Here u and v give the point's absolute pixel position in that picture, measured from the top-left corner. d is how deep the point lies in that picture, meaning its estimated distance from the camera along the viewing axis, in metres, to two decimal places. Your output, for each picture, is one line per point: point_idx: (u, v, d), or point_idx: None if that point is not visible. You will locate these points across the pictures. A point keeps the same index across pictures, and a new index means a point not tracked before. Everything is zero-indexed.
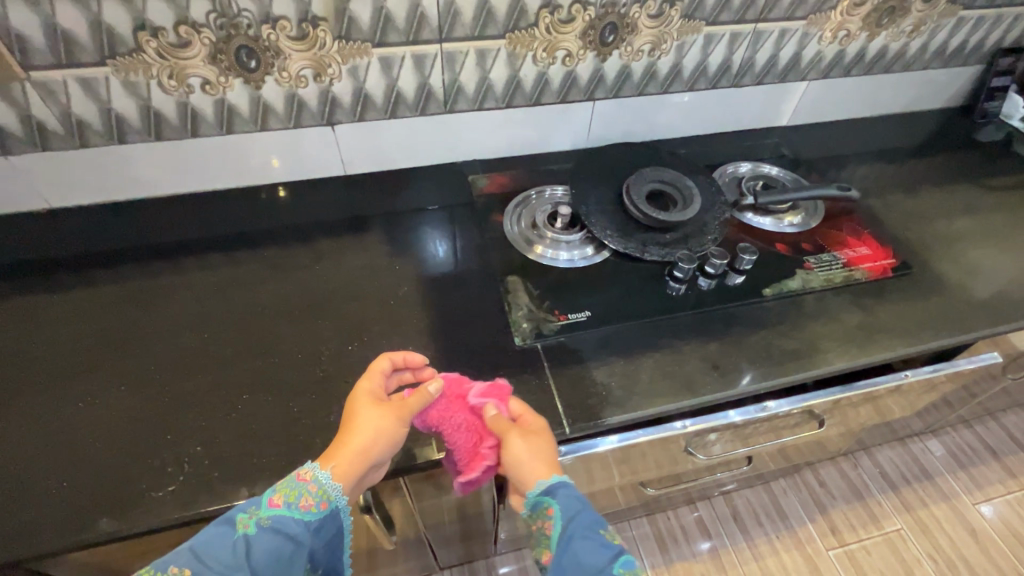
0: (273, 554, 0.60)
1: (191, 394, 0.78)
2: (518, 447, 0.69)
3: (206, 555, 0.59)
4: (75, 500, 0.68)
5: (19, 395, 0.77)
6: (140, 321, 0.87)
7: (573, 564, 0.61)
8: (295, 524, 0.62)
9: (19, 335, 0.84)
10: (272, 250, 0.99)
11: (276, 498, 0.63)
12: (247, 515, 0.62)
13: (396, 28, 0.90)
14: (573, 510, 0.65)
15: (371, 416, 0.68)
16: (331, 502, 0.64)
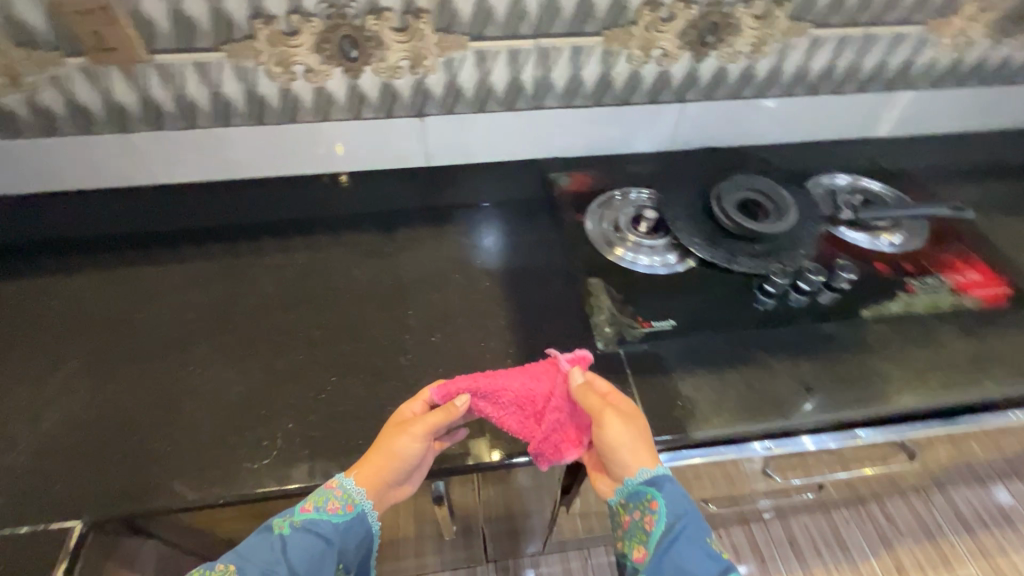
0: (307, 553, 0.61)
1: (283, 373, 0.81)
2: (618, 429, 0.68)
3: (247, 556, 0.61)
4: (179, 464, 0.72)
5: (129, 361, 0.82)
6: (235, 297, 0.91)
7: (675, 567, 0.59)
8: (325, 524, 0.64)
9: (125, 306, 0.90)
10: (357, 236, 1.02)
11: (307, 504, 0.65)
12: (280, 521, 0.64)
13: (495, 22, 0.89)
14: (680, 513, 0.63)
15: (395, 437, 0.68)
16: (358, 507, 0.66)
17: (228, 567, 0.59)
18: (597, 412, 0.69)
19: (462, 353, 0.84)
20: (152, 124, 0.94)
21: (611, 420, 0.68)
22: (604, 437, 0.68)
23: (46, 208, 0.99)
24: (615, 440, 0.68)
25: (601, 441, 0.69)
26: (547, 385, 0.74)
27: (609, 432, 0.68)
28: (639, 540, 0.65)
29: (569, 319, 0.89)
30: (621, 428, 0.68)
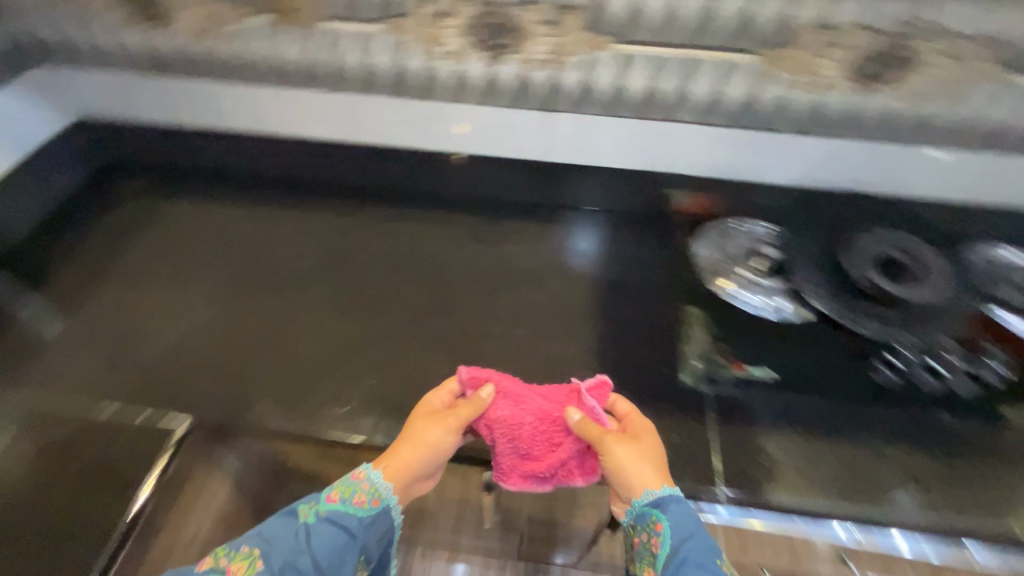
0: (330, 548, 0.56)
1: (375, 333, 0.86)
2: (625, 454, 0.63)
3: (271, 541, 0.57)
4: (274, 391, 0.80)
5: (250, 290, 0.92)
6: (347, 252, 0.98)
7: None
8: (350, 519, 0.59)
9: (253, 240, 0.99)
10: (465, 217, 1.05)
11: (333, 494, 0.60)
12: (305, 507, 0.59)
13: (651, 24, 0.71)
14: (686, 536, 0.57)
15: (424, 427, 0.66)
16: (384, 502, 0.61)
17: (253, 552, 0.55)
18: (604, 431, 0.64)
19: (543, 354, 0.86)
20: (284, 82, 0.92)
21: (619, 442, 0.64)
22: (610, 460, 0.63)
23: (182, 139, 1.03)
24: (622, 462, 0.63)
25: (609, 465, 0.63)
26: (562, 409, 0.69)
27: (617, 455, 0.63)
28: (649, 561, 0.60)
29: (651, 343, 0.87)
30: (631, 452, 0.63)
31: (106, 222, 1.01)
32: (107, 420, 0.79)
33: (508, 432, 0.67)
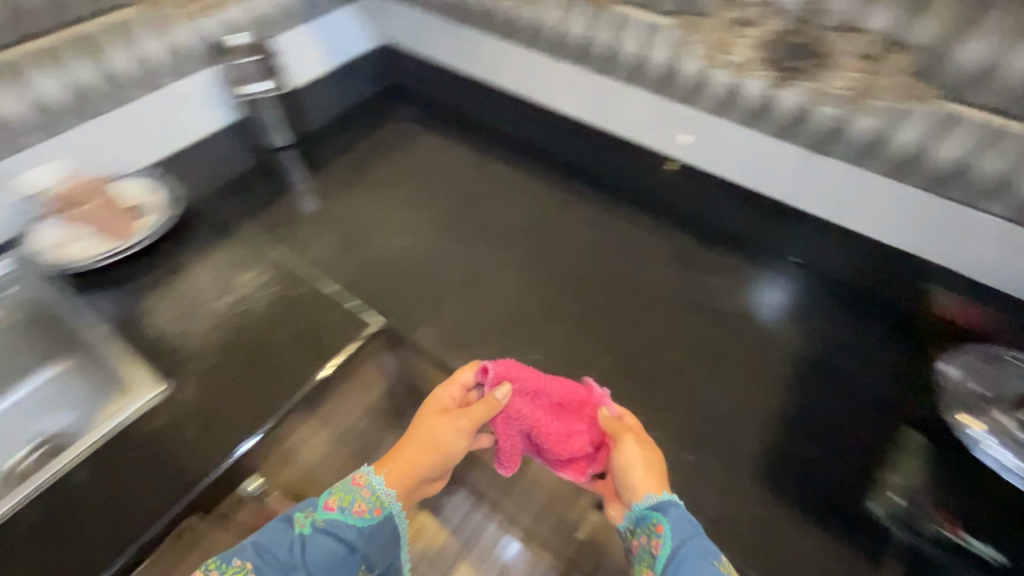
0: (328, 559, 0.57)
1: (554, 313, 0.86)
2: (635, 453, 0.64)
3: (267, 551, 0.57)
4: (445, 327, 0.82)
5: (460, 230, 0.97)
6: (556, 228, 0.99)
7: None
8: (348, 527, 0.60)
9: (479, 190, 1.05)
10: (681, 235, 0.97)
11: (332, 501, 0.61)
12: (300, 516, 0.60)
13: (1009, 86, 0.57)
14: (686, 539, 0.57)
15: (428, 427, 0.67)
16: (385, 510, 0.63)
17: (245, 565, 0.56)
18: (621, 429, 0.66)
19: (715, 411, 0.76)
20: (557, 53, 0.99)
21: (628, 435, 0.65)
22: (618, 454, 0.64)
23: (474, 89, 1.20)
24: (627, 457, 0.64)
25: (616, 459, 0.65)
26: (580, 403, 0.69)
27: (621, 451, 0.64)
28: (647, 563, 0.59)
29: (801, 440, 0.73)
30: (640, 454, 0.64)
31: (379, 134, 1.16)
32: (332, 294, 0.82)
33: (529, 424, 0.68)
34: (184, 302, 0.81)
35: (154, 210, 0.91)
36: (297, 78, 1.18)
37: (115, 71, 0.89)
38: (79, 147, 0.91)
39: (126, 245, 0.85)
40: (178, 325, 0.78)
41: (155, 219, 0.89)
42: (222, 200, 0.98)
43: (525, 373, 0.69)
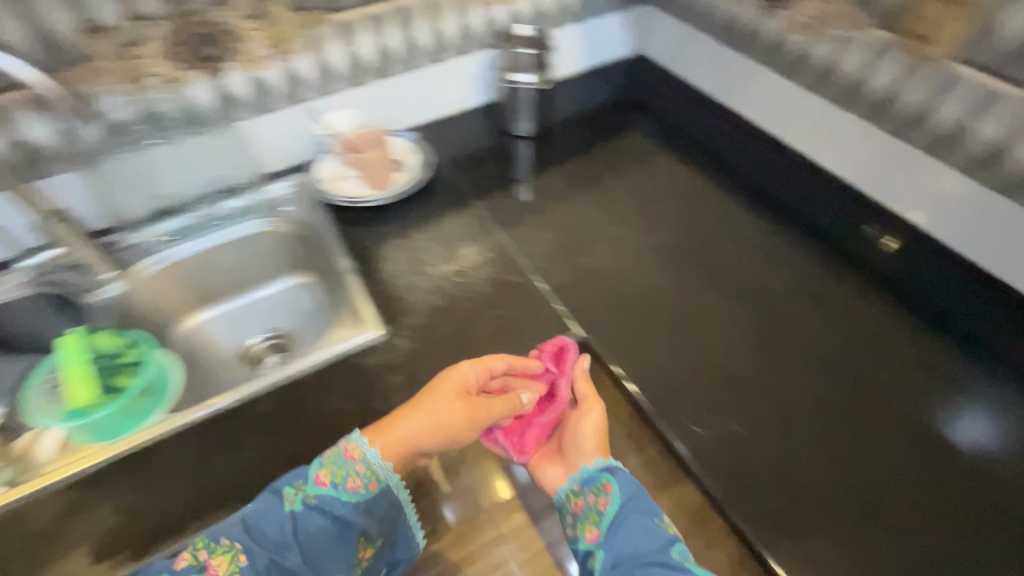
0: (319, 537, 0.52)
1: (760, 385, 0.76)
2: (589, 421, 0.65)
3: (259, 530, 0.52)
4: (639, 361, 0.78)
5: (671, 263, 0.92)
6: (776, 290, 0.89)
7: (627, 546, 0.53)
8: (340, 505, 0.54)
9: (700, 225, 0.99)
10: (936, 342, 0.81)
11: (323, 474, 0.55)
12: (289, 492, 0.54)
13: None
14: (630, 496, 0.57)
15: (443, 407, 0.61)
16: (382, 486, 0.56)
17: (236, 546, 0.51)
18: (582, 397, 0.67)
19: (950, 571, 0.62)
20: (842, 100, 0.95)
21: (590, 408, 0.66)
22: (582, 422, 0.65)
23: (725, 125, 1.15)
24: (594, 431, 0.64)
25: (580, 432, 0.64)
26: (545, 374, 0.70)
27: (585, 421, 0.65)
28: (592, 521, 0.57)
29: None
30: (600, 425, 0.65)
31: (623, 147, 1.13)
32: (541, 291, 0.83)
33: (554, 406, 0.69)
34: (415, 258, 0.88)
35: (406, 177, 0.99)
36: (558, 70, 1.24)
37: (417, 41, 1.01)
38: (373, 101, 1.03)
39: (374, 199, 0.95)
40: (405, 278, 0.85)
41: (405, 186, 0.97)
42: (462, 172, 1.05)
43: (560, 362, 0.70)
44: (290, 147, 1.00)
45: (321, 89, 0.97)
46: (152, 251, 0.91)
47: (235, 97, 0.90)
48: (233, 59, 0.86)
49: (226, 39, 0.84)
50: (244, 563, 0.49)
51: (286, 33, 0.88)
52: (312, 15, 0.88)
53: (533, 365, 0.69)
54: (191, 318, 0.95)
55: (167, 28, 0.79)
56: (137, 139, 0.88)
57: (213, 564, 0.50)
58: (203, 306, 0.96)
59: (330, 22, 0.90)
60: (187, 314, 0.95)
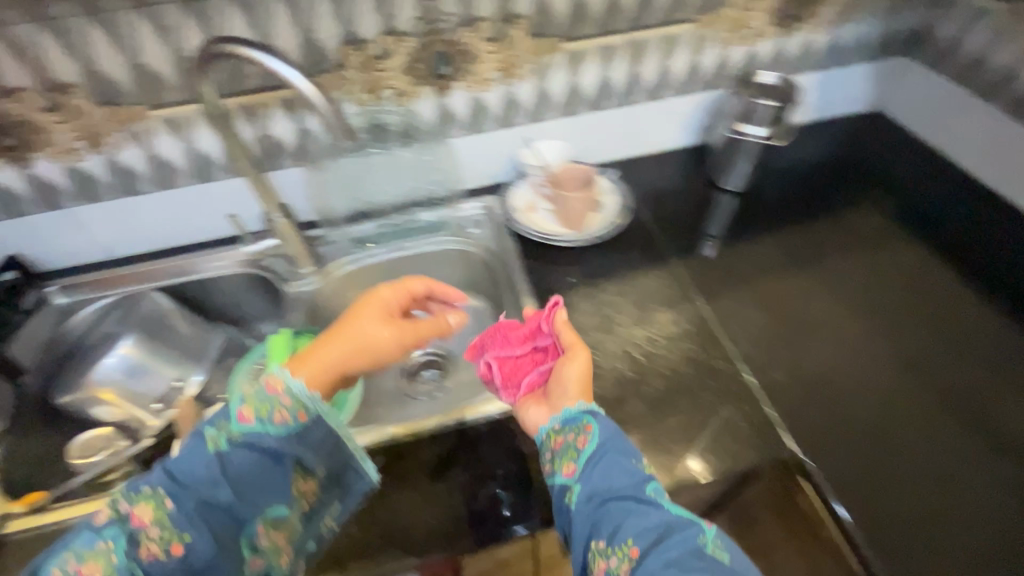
0: (251, 468, 0.48)
1: (1004, 535, 0.65)
2: (577, 368, 0.61)
3: (181, 472, 0.46)
4: (859, 478, 0.67)
5: (883, 352, 0.79)
6: (1013, 406, 0.75)
7: (603, 482, 0.51)
8: (266, 438, 0.48)
9: (920, 311, 0.85)
10: None
11: (246, 411, 0.48)
12: (211, 432, 0.48)
13: None
14: (609, 435, 0.55)
15: (366, 329, 0.58)
16: (314, 416, 0.50)
17: (159, 492, 0.45)
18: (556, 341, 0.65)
19: None
20: None
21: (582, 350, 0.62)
22: (567, 366, 0.62)
23: (970, 205, 0.99)
24: (577, 369, 0.61)
25: (565, 376, 0.61)
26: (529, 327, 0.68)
27: (568, 364, 0.62)
28: (570, 457, 0.54)
29: None
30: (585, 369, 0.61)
31: (858, 220, 0.97)
32: (752, 386, 0.72)
33: (531, 359, 0.66)
34: (601, 313, 0.81)
35: (602, 222, 0.91)
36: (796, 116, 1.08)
37: (642, 76, 0.93)
38: (579, 134, 0.99)
39: (565, 241, 0.89)
40: (591, 334, 0.78)
41: (600, 233, 0.89)
42: (658, 219, 0.96)
43: (540, 316, 0.68)
44: (487, 169, 0.99)
45: (532, 116, 0.94)
46: (344, 253, 0.93)
47: (454, 115, 0.90)
48: (461, 79, 0.85)
49: (461, 59, 0.82)
50: (171, 507, 0.45)
51: (517, 58, 0.85)
52: (547, 42, 0.84)
53: (453, 293, 0.70)
54: None
55: (413, 45, 0.79)
56: (364, 146, 0.87)
57: (134, 513, 0.44)
58: None
59: (564, 51, 0.86)
60: None
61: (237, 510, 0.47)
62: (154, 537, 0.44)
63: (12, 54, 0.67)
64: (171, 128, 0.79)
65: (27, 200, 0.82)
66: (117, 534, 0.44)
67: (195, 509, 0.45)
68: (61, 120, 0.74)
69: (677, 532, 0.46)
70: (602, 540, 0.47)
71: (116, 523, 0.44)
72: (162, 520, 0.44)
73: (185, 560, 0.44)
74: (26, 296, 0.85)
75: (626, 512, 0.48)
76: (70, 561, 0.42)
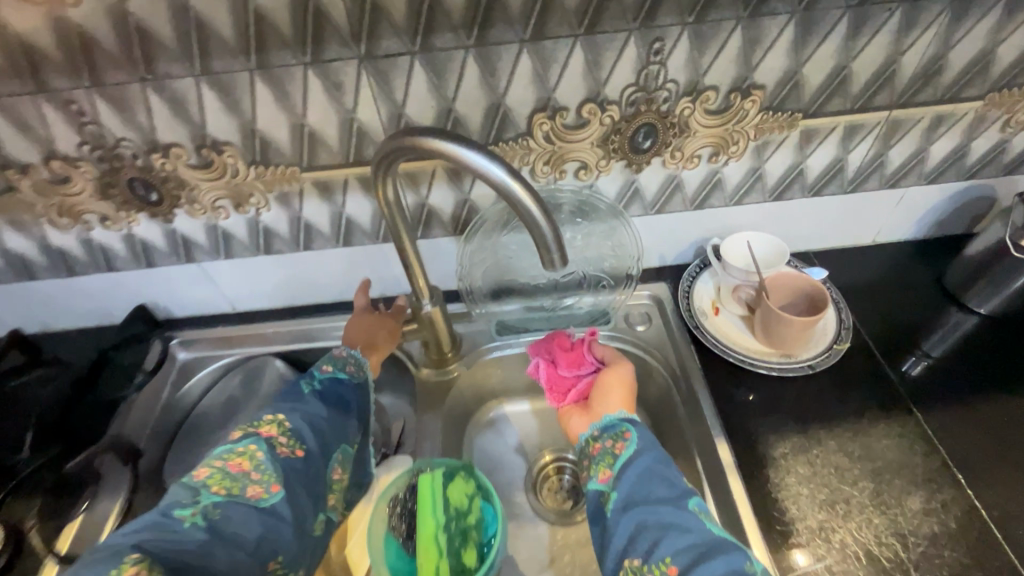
0: (337, 402, 0.59)
1: None
2: (619, 375, 0.65)
3: (286, 405, 0.57)
4: None
5: None
6: None
7: (642, 492, 0.52)
8: (344, 381, 0.61)
9: None
10: None
11: (325, 367, 0.62)
12: (305, 381, 0.60)
13: None
14: (652, 448, 0.56)
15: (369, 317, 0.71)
16: (365, 377, 0.63)
17: (279, 416, 0.55)
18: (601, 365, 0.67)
19: None
20: None
21: (624, 364, 0.67)
22: (612, 374, 0.65)
23: None
24: (615, 375, 0.65)
25: (606, 382, 0.64)
26: (575, 354, 0.68)
27: (612, 372, 0.65)
28: (606, 464, 0.56)
29: None
30: (625, 376, 0.65)
31: None
32: None
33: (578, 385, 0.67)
34: (824, 481, 0.62)
35: (814, 344, 0.72)
36: None
37: (887, 160, 0.72)
38: (784, 218, 0.79)
39: (765, 367, 0.71)
40: (813, 515, 0.59)
41: (811, 359, 0.71)
42: (884, 339, 0.75)
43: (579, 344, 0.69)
44: (661, 250, 0.82)
45: (732, 199, 0.75)
46: (488, 341, 0.80)
47: (641, 192, 0.73)
48: (662, 154, 0.68)
49: (669, 133, 0.66)
50: (291, 422, 0.54)
51: (738, 134, 0.67)
52: (783, 118, 0.65)
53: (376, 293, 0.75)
54: (493, 409, 0.85)
55: (617, 115, 0.63)
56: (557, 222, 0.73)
57: (264, 430, 0.53)
58: (509, 399, 0.85)
59: (800, 127, 0.67)
60: (491, 403, 0.84)
61: (328, 433, 0.57)
62: (282, 440, 0.53)
63: (169, 108, 0.58)
64: (321, 191, 0.68)
65: (163, 253, 0.75)
66: (255, 441, 0.52)
67: (306, 423, 0.55)
68: (208, 178, 0.65)
69: (717, 554, 0.47)
70: (637, 557, 0.48)
71: (252, 436, 0.53)
72: (287, 429, 0.54)
73: (304, 461, 0.53)
74: (149, 349, 0.79)
75: (665, 526, 0.49)
76: (216, 462, 0.50)
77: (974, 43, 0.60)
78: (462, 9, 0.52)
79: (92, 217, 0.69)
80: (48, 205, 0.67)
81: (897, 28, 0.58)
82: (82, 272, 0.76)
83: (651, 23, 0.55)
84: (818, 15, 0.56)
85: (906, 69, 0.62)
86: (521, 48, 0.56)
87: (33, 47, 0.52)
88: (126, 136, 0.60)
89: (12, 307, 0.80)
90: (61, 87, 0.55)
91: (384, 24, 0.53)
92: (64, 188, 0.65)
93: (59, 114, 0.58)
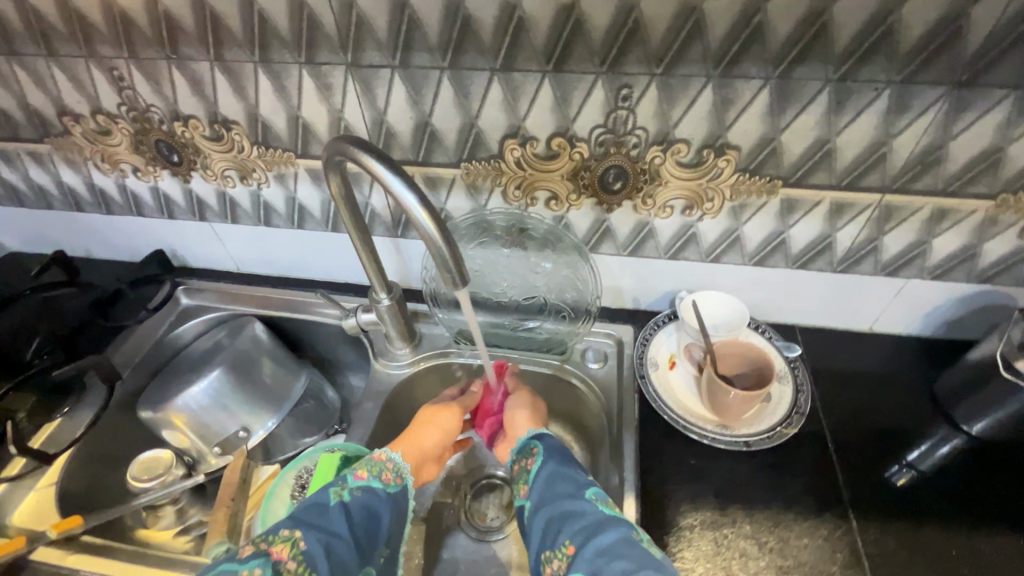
0: (366, 520, 0.52)
1: None
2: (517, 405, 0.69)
3: (309, 519, 0.49)
4: None
5: None
6: None
7: (547, 496, 0.53)
8: (376, 494, 0.54)
9: None
10: None
11: (360, 472, 0.56)
12: (334, 489, 0.53)
13: None
14: (556, 456, 0.58)
15: (439, 412, 0.70)
16: (405, 481, 0.59)
17: (295, 533, 0.46)
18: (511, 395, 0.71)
19: None
20: None
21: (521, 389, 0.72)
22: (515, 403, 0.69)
23: None
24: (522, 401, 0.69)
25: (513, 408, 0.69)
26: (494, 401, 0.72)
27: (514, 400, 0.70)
28: (522, 480, 0.58)
29: None
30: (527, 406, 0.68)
31: None
32: None
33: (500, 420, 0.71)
34: (723, 567, 0.58)
35: (756, 421, 0.69)
36: None
37: (882, 245, 0.67)
38: (764, 286, 0.76)
39: (697, 433, 0.68)
40: None
41: (748, 436, 0.68)
42: (846, 433, 0.70)
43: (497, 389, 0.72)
44: (634, 293, 0.81)
45: (707, 256, 0.73)
46: (443, 346, 0.82)
47: (611, 231, 0.73)
48: (633, 199, 0.68)
49: (640, 179, 0.65)
50: (307, 545, 0.46)
51: (712, 191, 0.65)
52: (761, 182, 0.63)
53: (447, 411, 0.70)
54: None
55: (587, 153, 0.64)
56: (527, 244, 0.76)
57: (274, 550, 0.44)
58: None
59: (780, 195, 0.64)
60: None
61: (349, 559, 0.48)
62: (291, 566, 0.44)
63: (189, 86, 0.66)
64: (312, 178, 0.74)
65: (181, 209, 0.84)
66: (264, 563, 0.43)
67: (322, 544, 0.47)
68: (219, 150, 0.73)
69: (610, 527, 0.48)
70: (548, 548, 0.49)
71: (261, 556, 0.43)
72: (300, 555, 0.45)
73: None
74: (160, 287, 0.89)
75: (564, 517, 0.50)
76: None
77: (979, 137, 0.55)
78: (438, 33, 0.56)
79: (127, 167, 0.79)
80: (94, 151, 0.78)
81: (887, 110, 0.55)
82: (118, 214, 0.88)
83: (619, 70, 0.56)
84: (796, 84, 0.54)
85: (899, 153, 0.58)
86: (493, 76, 0.58)
87: (87, 20, 0.62)
88: (155, 103, 0.69)
89: (69, 235, 0.94)
90: (107, 55, 0.65)
91: (367, 38, 0.58)
92: (107, 139, 0.76)
93: (104, 78, 0.68)
